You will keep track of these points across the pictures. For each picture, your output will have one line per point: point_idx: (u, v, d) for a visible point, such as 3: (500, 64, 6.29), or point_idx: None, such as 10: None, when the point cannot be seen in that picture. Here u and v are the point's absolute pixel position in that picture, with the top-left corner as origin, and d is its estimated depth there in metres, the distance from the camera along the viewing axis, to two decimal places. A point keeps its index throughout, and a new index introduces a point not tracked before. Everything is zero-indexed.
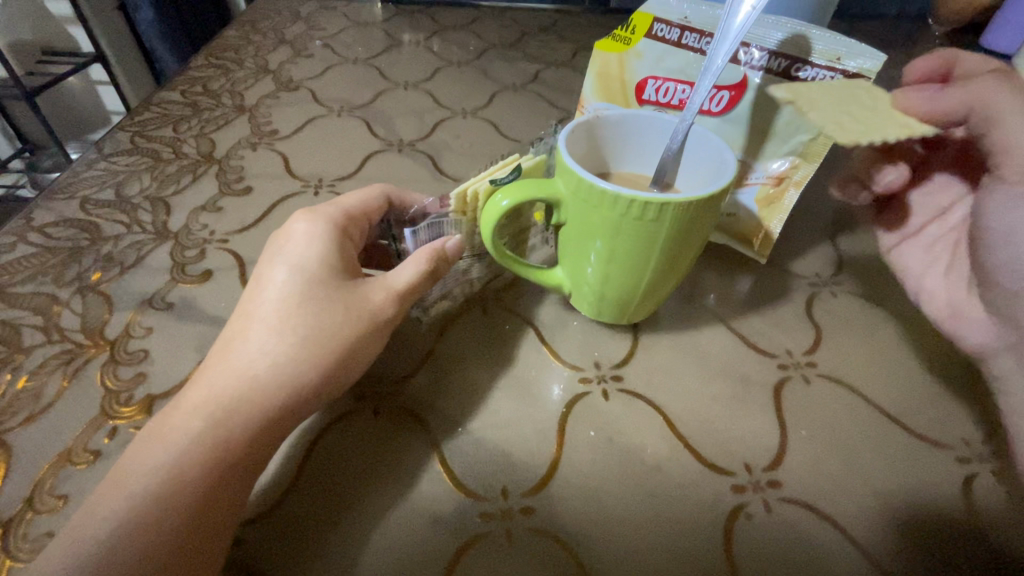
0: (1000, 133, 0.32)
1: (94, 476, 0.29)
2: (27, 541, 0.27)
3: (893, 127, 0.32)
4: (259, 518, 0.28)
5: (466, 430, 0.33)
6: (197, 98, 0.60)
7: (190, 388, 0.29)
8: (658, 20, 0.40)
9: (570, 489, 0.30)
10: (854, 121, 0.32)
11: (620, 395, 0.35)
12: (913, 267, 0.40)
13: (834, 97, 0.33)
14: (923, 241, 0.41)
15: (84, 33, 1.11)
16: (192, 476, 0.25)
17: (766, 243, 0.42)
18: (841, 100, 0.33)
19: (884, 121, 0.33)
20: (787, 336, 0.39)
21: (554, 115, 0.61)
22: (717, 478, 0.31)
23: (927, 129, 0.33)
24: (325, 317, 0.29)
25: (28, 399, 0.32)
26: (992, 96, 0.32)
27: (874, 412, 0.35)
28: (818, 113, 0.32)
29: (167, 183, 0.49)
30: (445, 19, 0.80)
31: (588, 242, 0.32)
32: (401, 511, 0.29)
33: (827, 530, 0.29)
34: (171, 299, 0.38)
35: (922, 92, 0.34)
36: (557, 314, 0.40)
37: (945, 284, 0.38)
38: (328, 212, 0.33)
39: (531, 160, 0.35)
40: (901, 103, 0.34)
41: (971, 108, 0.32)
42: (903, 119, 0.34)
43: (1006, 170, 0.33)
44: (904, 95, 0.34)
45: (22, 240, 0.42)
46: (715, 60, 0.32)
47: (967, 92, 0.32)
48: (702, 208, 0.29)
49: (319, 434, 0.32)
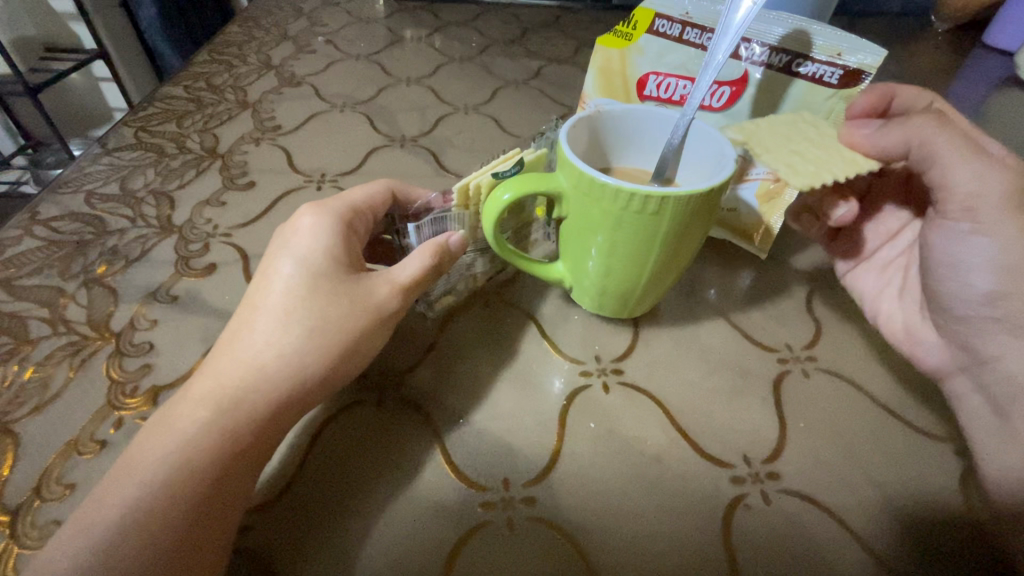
0: (941, 169, 0.34)
1: (101, 465, 0.29)
2: (35, 528, 0.27)
3: (842, 164, 0.33)
4: (263, 506, 0.29)
5: (468, 421, 0.33)
6: (200, 93, 0.61)
7: (197, 379, 0.29)
8: (659, 16, 0.40)
9: (571, 480, 0.31)
10: (804, 160, 0.32)
11: (620, 387, 0.35)
12: (870, 289, 0.42)
13: (783, 138, 0.34)
14: (875, 265, 0.43)
15: (87, 30, 1.11)
16: (199, 466, 0.26)
17: (767, 238, 0.42)
18: (790, 139, 0.34)
19: (834, 159, 0.33)
20: (787, 330, 0.39)
21: (556, 111, 0.62)
22: (717, 469, 0.32)
23: (872, 162, 0.34)
24: (330, 310, 0.29)
25: (35, 390, 0.33)
26: (931, 134, 0.33)
27: (873, 406, 0.35)
28: (770, 154, 0.32)
29: (171, 177, 0.49)
30: (447, 15, 0.80)
31: (589, 236, 0.32)
32: (403, 501, 0.29)
33: (825, 521, 0.30)
34: (175, 292, 0.39)
35: (862, 129, 0.35)
36: (558, 308, 0.40)
37: (901, 307, 0.40)
38: (333, 206, 0.33)
39: (533, 155, 0.36)
40: (846, 138, 0.35)
41: (911, 145, 0.34)
42: (850, 154, 0.34)
43: (948, 206, 0.35)
44: (849, 130, 0.35)
45: (28, 233, 0.43)
46: (716, 55, 0.32)
47: (906, 130, 0.34)
48: (702, 202, 0.29)
49: (323, 425, 0.32)
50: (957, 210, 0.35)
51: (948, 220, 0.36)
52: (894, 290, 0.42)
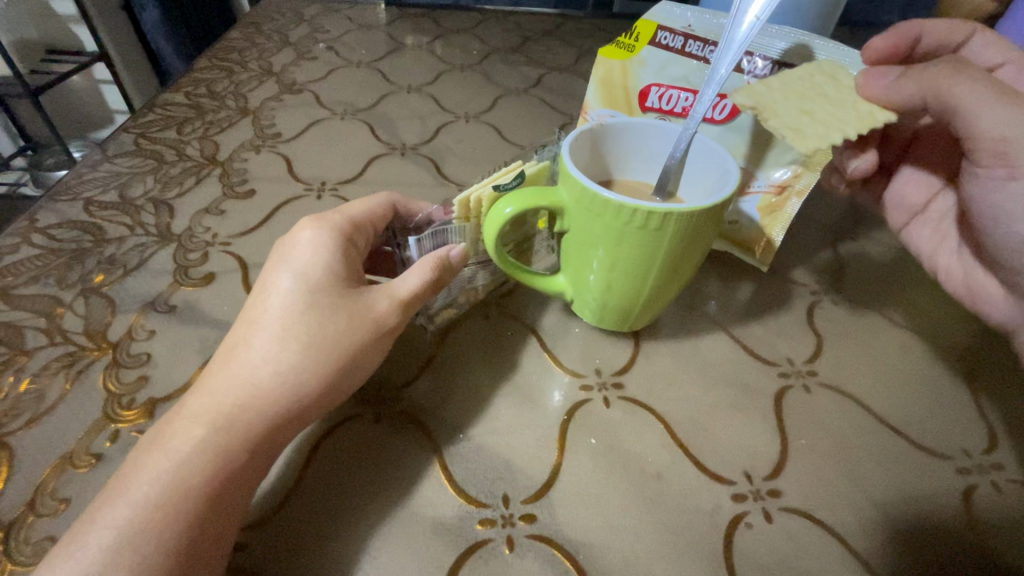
0: (967, 117, 0.33)
1: (96, 480, 0.29)
2: (28, 545, 0.27)
3: (853, 119, 0.33)
4: (259, 523, 0.28)
5: (468, 436, 0.33)
6: (200, 100, 0.61)
7: (193, 395, 0.29)
8: (661, 28, 0.40)
9: (570, 496, 0.30)
10: (815, 119, 0.33)
11: (620, 401, 0.35)
12: (926, 244, 0.45)
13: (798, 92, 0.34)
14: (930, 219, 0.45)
15: (88, 32, 1.11)
16: (193, 484, 0.25)
17: (768, 252, 0.42)
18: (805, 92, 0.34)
19: (846, 113, 0.33)
20: (788, 344, 0.39)
21: (556, 120, 0.62)
22: (718, 486, 0.31)
23: (886, 117, 0.34)
24: (328, 325, 0.29)
25: (31, 402, 0.32)
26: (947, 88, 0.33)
27: (875, 423, 0.35)
28: (778, 118, 0.32)
29: (171, 185, 0.49)
30: (449, 22, 0.80)
31: (590, 250, 0.32)
32: (401, 518, 0.29)
33: (827, 541, 0.29)
34: (173, 301, 0.38)
35: (879, 83, 0.34)
36: (558, 321, 0.40)
37: (958, 260, 0.42)
38: (333, 220, 0.33)
39: (535, 167, 0.35)
40: (864, 90, 0.34)
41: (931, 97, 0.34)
42: (865, 107, 0.34)
43: (980, 153, 0.35)
44: (866, 81, 0.34)
45: (25, 241, 0.42)
46: (719, 69, 0.32)
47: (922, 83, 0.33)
48: (705, 218, 0.29)
49: (320, 440, 0.32)
50: (987, 158, 0.35)
51: (982, 169, 0.36)
52: (950, 241, 0.44)
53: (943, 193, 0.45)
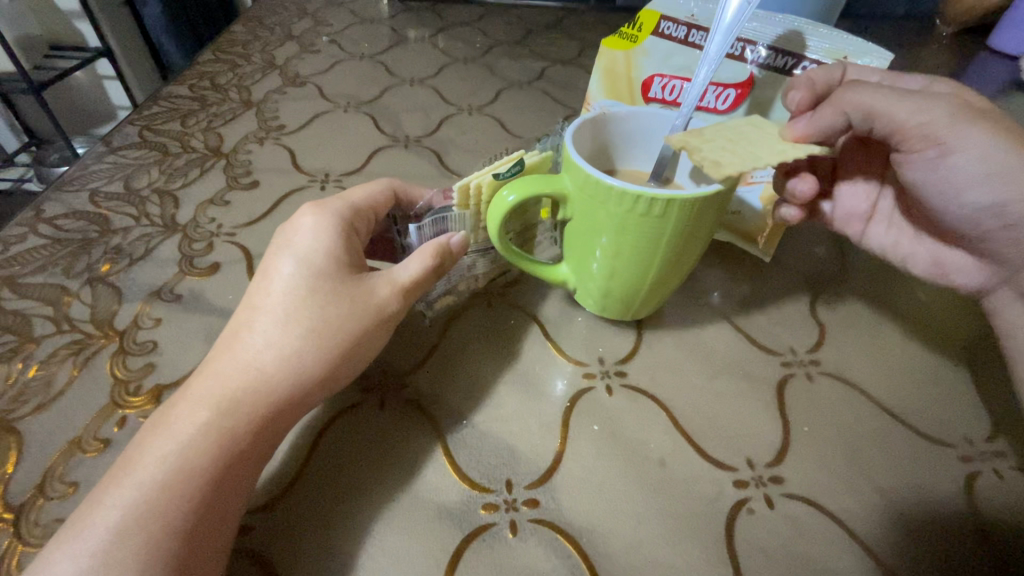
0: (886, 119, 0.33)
1: (104, 463, 0.29)
2: (39, 527, 0.27)
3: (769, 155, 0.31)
4: (265, 507, 0.29)
5: (471, 423, 0.33)
6: (205, 92, 0.61)
7: (197, 379, 0.29)
8: (664, 18, 0.40)
9: (574, 483, 0.31)
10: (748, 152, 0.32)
11: (623, 389, 0.35)
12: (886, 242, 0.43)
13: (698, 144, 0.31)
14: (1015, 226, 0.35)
15: (91, 28, 1.11)
16: (198, 466, 0.25)
17: (771, 240, 0.42)
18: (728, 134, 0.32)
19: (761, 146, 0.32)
20: (790, 334, 0.39)
21: (559, 112, 0.62)
22: (721, 473, 0.31)
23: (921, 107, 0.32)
24: (330, 310, 0.29)
25: (40, 387, 0.33)
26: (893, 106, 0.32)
27: (878, 411, 0.35)
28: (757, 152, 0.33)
29: (175, 176, 0.49)
30: (451, 16, 0.80)
31: (593, 238, 0.32)
32: (406, 502, 0.29)
33: (827, 525, 0.30)
34: (179, 291, 0.39)
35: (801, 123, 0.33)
36: (561, 311, 0.40)
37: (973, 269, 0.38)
38: (334, 206, 0.33)
39: (536, 156, 0.35)
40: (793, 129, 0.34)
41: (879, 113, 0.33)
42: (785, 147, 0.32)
43: (907, 144, 0.34)
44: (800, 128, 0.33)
45: (32, 231, 0.43)
46: (710, 51, 0.32)
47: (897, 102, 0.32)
48: (708, 205, 0.29)
49: (326, 426, 0.32)
50: (918, 143, 0.33)
51: (910, 155, 0.34)
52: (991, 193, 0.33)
53: (883, 193, 0.43)
